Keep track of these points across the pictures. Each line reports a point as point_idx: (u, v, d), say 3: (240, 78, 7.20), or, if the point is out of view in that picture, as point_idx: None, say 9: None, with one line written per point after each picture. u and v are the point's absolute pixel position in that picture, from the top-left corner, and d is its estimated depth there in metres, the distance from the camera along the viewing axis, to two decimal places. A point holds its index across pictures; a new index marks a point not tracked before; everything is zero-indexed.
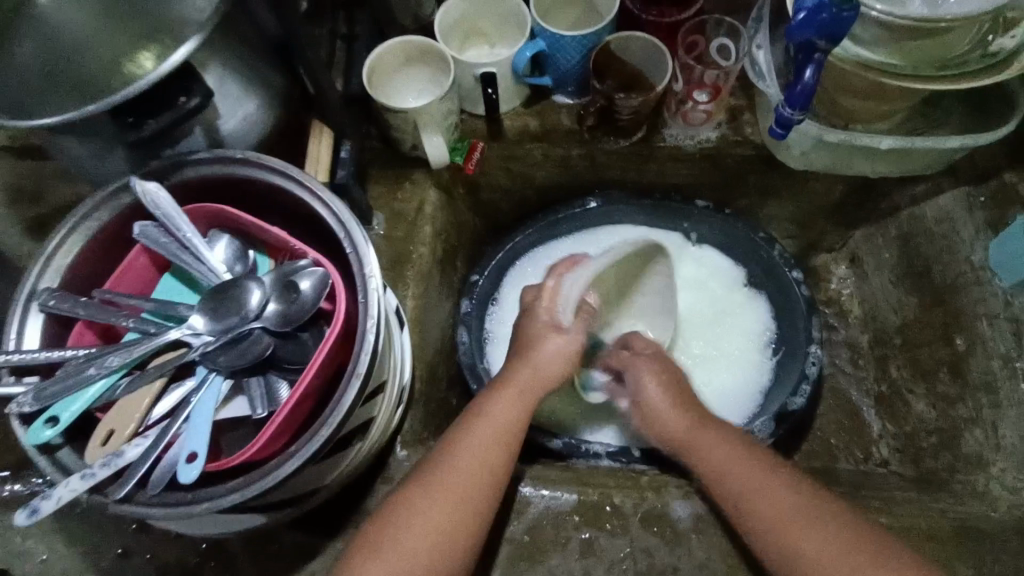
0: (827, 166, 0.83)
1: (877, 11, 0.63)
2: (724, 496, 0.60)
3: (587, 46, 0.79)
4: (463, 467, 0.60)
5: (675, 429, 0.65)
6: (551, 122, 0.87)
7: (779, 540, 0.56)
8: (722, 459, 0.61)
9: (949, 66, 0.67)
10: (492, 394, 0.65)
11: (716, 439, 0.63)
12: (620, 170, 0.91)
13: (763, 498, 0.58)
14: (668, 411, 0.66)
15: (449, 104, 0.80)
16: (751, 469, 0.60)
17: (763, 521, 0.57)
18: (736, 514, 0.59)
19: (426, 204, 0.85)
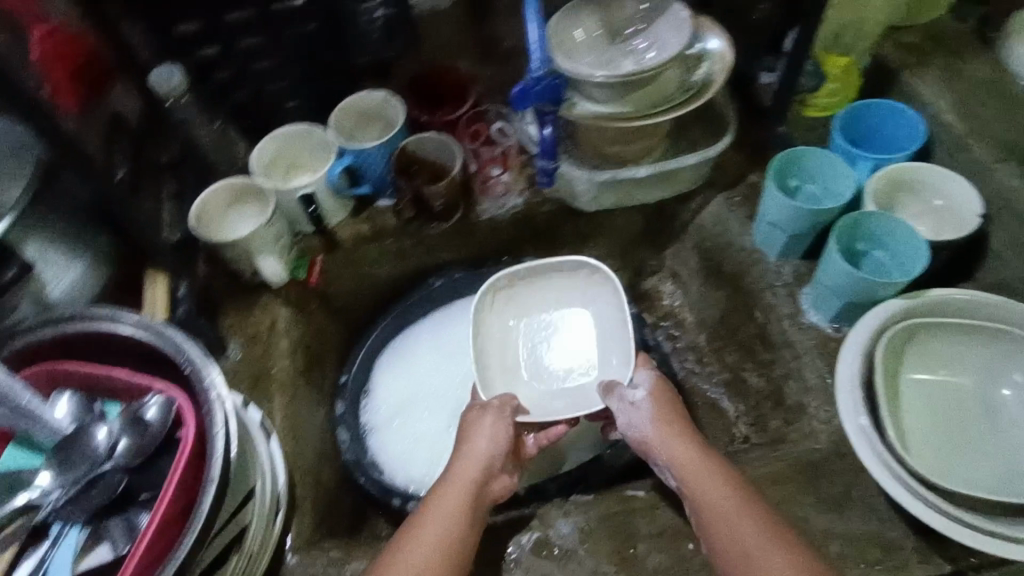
0: (616, 202, 0.98)
1: (602, 77, 0.80)
2: (721, 537, 0.62)
3: (388, 153, 0.92)
4: None
5: (683, 465, 0.68)
6: (379, 223, 0.97)
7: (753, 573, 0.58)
8: (713, 497, 0.64)
9: (665, 103, 0.85)
10: (428, 511, 0.66)
11: (724, 480, 0.66)
12: (452, 250, 1.02)
13: (762, 541, 0.59)
14: (676, 448, 0.70)
15: (278, 228, 0.88)
16: (756, 515, 0.62)
17: (763, 563, 0.58)
18: (730, 554, 0.61)
19: (277, 320, 0.90)
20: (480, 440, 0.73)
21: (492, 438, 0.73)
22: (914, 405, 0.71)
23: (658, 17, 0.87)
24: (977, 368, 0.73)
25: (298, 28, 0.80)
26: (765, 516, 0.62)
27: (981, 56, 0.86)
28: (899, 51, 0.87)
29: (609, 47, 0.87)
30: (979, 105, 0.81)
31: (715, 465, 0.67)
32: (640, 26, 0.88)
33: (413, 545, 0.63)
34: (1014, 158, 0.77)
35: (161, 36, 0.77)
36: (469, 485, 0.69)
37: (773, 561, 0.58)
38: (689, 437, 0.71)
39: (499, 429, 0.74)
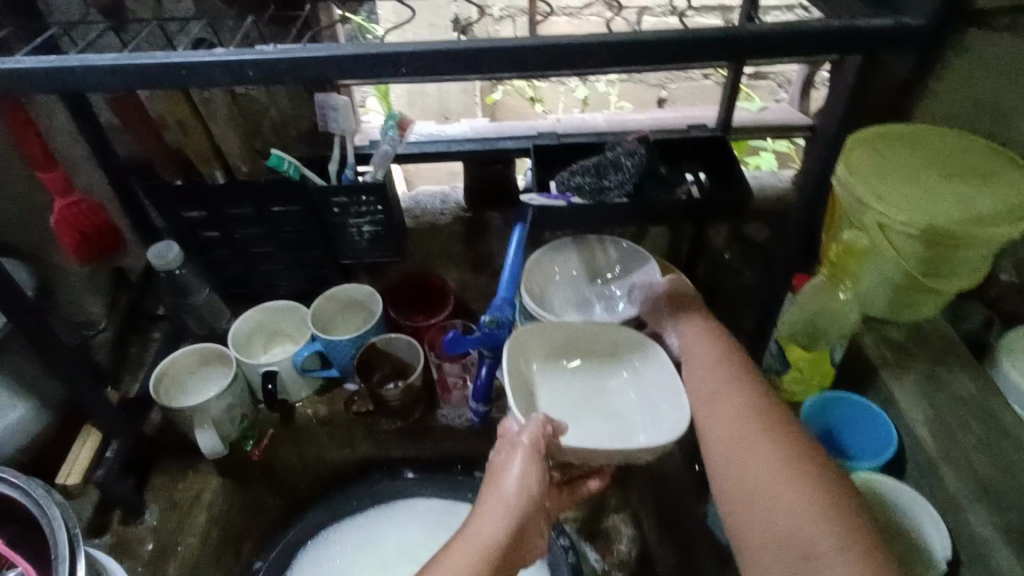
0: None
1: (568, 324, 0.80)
2: (717, 443, 0.61)
3: (357, 345, 0.93)
4: None
5: (701, 378, 0.66)
6: (335, 409, 0.98)
7: (753, 484, 0.57)
8: (726, 406, 0.62)
9: None
10: (469, 524, 0.59)
11: (740, 390, 0.63)
12: (401, 449, 0.99)
13: (758, 450, 0.58)
14: (700, 352, 0.68)
15: (230, 399, 0.89)
16: (759, 429, 0.59)
17: (752, 475, 0.57)
18: (720, 459, 0.60)
19: (204, 492, 0.90)
20: (509, 480, 0.61)
21: (526, 458, 0.62)
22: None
23: (634, 266, 0.88)
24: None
25: (293, 230, 0.87)
26: (773, 427, 0.59)
27: (971, 368, 0.81)
28: (882, 348, 0.84)
29: (585, 293, 0.88)
30: (959, 429, 0.76)
31: (738, 376, 0.65)
32: (618, 275, 0.89)
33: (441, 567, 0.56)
34: (984, 503, 0.71)
35: (170, 219, 0.85)
36: (502, 507, 0.59)
37: (762, 473, 0.57)
38: (719, 353, 0.68)
39: (532, 468, 0.61)
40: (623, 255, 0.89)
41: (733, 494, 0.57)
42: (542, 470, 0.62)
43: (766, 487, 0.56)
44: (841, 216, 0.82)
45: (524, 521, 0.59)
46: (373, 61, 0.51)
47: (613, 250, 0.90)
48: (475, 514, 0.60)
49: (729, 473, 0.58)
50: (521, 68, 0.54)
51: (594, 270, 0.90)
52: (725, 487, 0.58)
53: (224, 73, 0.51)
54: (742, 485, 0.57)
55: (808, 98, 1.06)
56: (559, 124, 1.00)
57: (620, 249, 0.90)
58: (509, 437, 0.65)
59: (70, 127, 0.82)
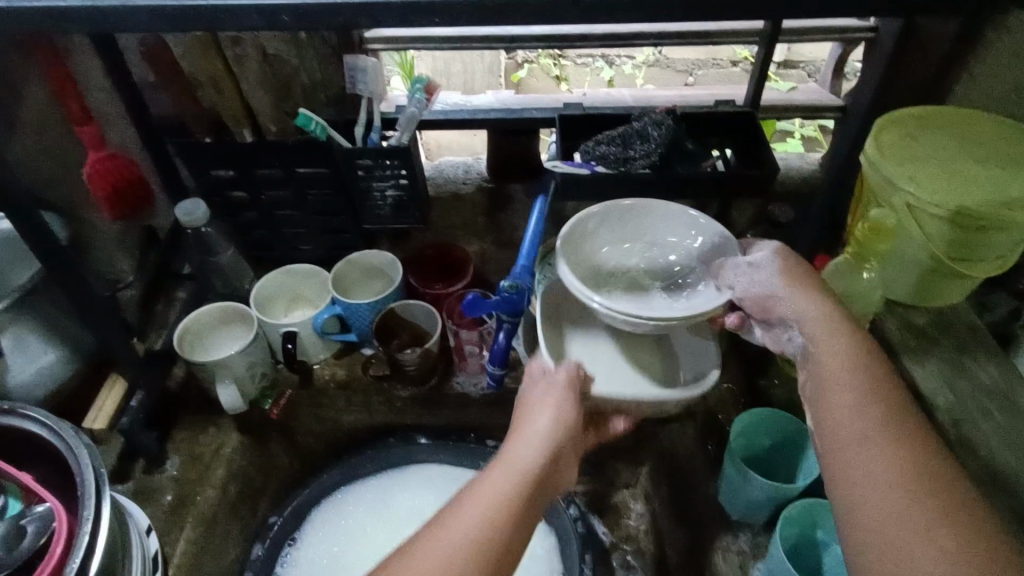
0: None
1: (597, 304, 0.68)
2: (859, 494, 0.52)
3: (376, 310, 0.94)
4: (455, 538, 0.51)
5: (846, 421, 0.57)
6: (354, 374, 0.99)
7: (902, 541, 0.49)
8: (865, 445, 0.55)
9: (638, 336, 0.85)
10: (511, 449, 0.60)
11: (899, 445, 0.54)
12: (416, 415, 1.01)
13: (923, 530, 0.49)
14: (846, 385, 0.58)
15: (252, 356, 0.90)
16: (924, 499, 0.50)
17: (910, 558, 0.48)
18: (870, 531, 0.50)
19: (224, 446, 0.92)
20: (546, 412, 0.63)
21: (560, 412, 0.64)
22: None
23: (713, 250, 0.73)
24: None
25: (318, 192, 0.88)
26: (941, 500, 0.50)
27: (996, 357, 0.80)
28: (905, 334, 0.83)
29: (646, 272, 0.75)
30: (980, 415, 0.75)
31: (897, 428, 0.55)
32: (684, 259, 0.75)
33: (474, 504, 0.54)
34: (1000, 488, 0.70)
35: (198, 177, 0.86)
36: (530, 455, 0.59)
37: (925, 560, 0.47)
38: (864, 383, 0.58)
39: (566, 404, 0.64)
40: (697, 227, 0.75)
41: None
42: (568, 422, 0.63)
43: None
44: (869, 198, 0.81)
45: (554, 466, 0.60)
46: (405, 10, 0.52)
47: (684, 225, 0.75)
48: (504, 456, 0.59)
49: (878, 550, 0.49)
50: (553, 22, 0.54)
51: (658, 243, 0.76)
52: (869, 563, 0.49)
53: (259, 19, 0.52)
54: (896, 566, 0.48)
55: (841, 81, 1.03)
56: (584, 99, 1.00)
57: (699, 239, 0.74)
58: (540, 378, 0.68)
59: (104, 82, 0.84)
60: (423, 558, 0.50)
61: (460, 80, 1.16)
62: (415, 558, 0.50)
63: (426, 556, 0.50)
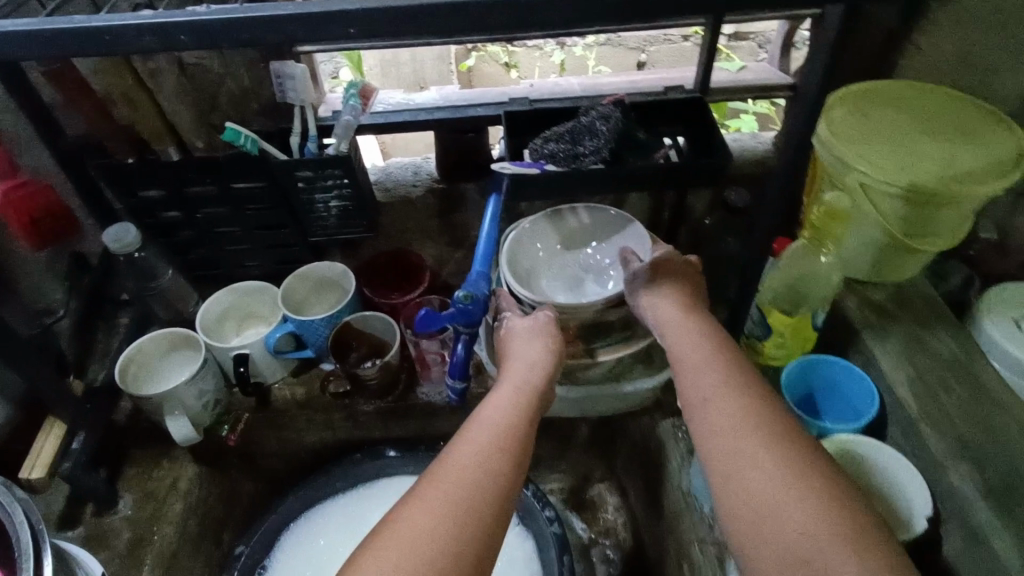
0: (583, 413, 0.94)
1: (562, 306, 0.79)
2: (721, 465, 0.55)
3: (330, 324, 0.90)
4: (461, 472, 0.55)
5: (708, 399, 0.59)
6: (314, 391, 0.95)
7: (762, 506, 0.51)
8: (728, 418, 0.57)
9: (600, 334, 0.84)
10: (490, 398, 0.65)
11: (755, 416, 0.57)
12: (383, 428, 0.98)
13: (783, 489, 0.51)
14: (702, 369, 0.62)
15: (202, 384, 0.86)
16: (756, 437, 0.55)
17: (753, 491, 0.52)
18: (720, 477, 0.55)
19: (179, 480, 0.87)
20: (522, 358, 0.70)
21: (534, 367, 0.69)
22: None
23: (617, 234, 0.86)
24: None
25: (258, 207, 0.84)
26: (798, 457, 0.53)
27: (953, 328, 0.81)
28: (864, 311, 0.83)
29: (576, 267, 0.86)
30: (940, 387, 0.76)
31: (740, 389, 0.59)
32: (603, 246, 0.87)
33: (456, 457, 0.57)
34: (963, 460, 0.70)
35: (125, 200, 0.81)
36: (507, 407, 0.63)
37: (785, 518, 0.50)
38: (722, 361, 0.63)
39: (542, 348, 0.72)
40: (616, 235, 0.87)
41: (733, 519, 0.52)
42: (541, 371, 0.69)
43: (768, 500, 0.51)
44: (823, 177, 0.80)
45: (533, 412, 0.64)
46: (319, 19, 0.48)
47: (611, 234, 0.87)
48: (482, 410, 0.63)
49: (726, 492, 0.53)
50: (482, 24, 0.51)
51: (587, 245, 0.87)
52: (724, 508, 0.54)
53: (155, 39, 0.48)
54: (753, 513, 0.51)
55: (789, 57, 1.02)
56: (533, 90, 0.96)
57: (614, 226, 0.87)
58: (515, 330, 0.75)
59: (8, 104, 0.78)
60: (422, 512, 0.52)
61: (409, 70, 1.11)
62: (407, 518, 0.52)
63: (422, 511, 0.52)
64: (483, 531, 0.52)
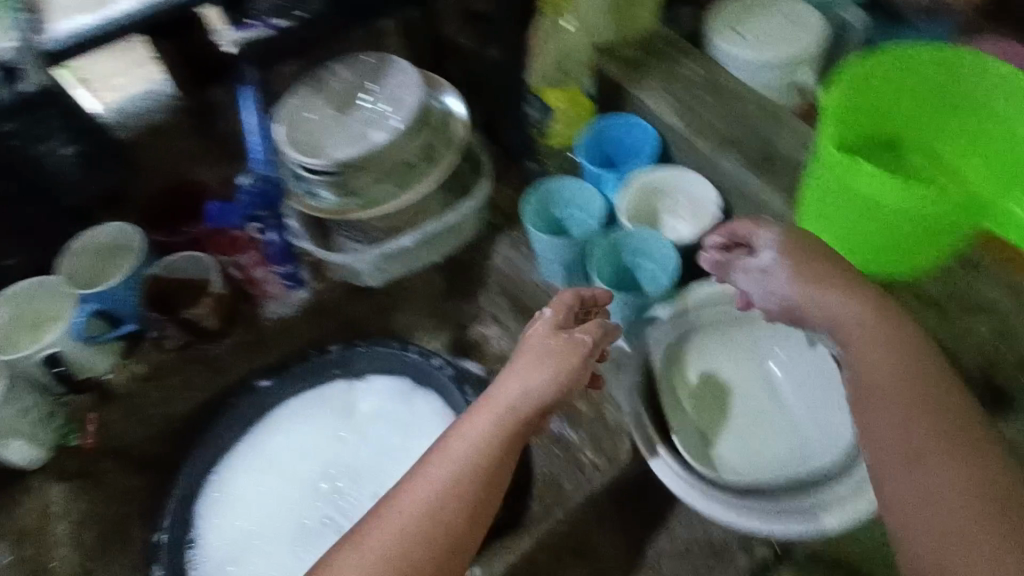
0: (430, 259, 0.96)
1: (358, 155, 0.78)
2: (903, 483, 0.53)
3: (135, 285, 0.83)
4: (437, 481, 0.56)
5: (870, 371, 0.58)
6: (155, 361, 0.88)
7: (915, 463, 0.53)
8: (901, 419, 0.55)
9: (402, 174, 0.84)
10: (492, 399, 0.62)
11: (967, 464, 0.51)
12: (247, 362, 0.96)
13: (933, 475, 0.51)
14: (864, 333, 0.59)
15: (19, 403, 0.78)
16: (963, 461, 0.51)
17: (941, 497, 0.50)
18: (903, 451, 0.54)
19: (47, 506, 0.81)
20: (542, 366, 0.64)
21: (542, 373, 0.63)
22: (709, 402, 0.77)
23: (382, 75, 0.85)
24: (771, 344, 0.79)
25: None
26: (990, 478, 0.50)
27: (692, 51, 0.91)
28: (617, 65, 0.90)
29: (354, 124, 0.81)
30: (695, 101, 0.87)
31: (964, 438, 0.53)
32: (375, 88, 0.84)
33: (431, 472, 0.56)
34: (730, 147, 0.83)
35: None
36: (505, 406, 0.61)
37: (941, 488, 0.50)
38: (880, 320, 0.59)
39: (559, 364, 0.64)
40: (382, 75, 0.85)
41: (904, 480, 0.53)
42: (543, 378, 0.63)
43: (914, 459, 0.53)
44: None
45: (524, 430, 0.61)
46: None
47: (377, 77, 0.85)
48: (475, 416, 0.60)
49: (910, 469, 0.53)
50: None
51: (359, 100, 0.83)
52: (881, 387, 0.57)
53: None
54: (913, 497, 0.52)
55: None
56: None
57: (377, 70, 0.85)
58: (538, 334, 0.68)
59: None
60: (388, 522, 0.54)
61: None
62: (375, 526, 0.54)
63: (391, 516, 0.54)
64: (443, 542, 0.54)
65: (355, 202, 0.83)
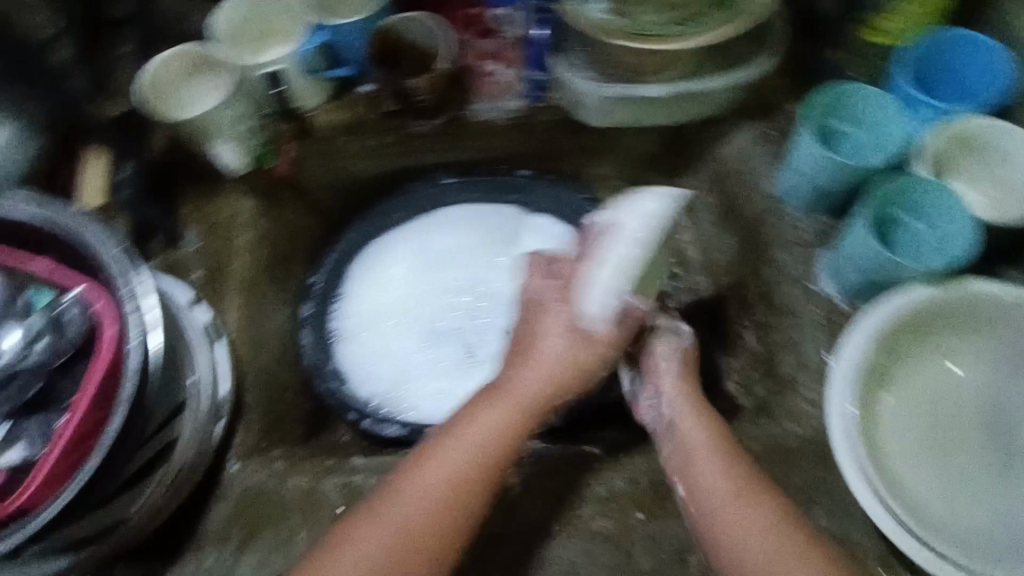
0: (665, 121, 0.84)
1: None
2: (696, 494, 0.60)
3: (369, 32, 0.80)
4: (471, 443, 0.62)
5: (677, 441, 0.65)
6: (359, 114, 0.85)
7: (705, 493, 0.60)
8: (693, 454, 0.63)
9: (688, 20, 0.69)
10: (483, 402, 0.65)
11: (736, 482, 0.59)
12: (439, 152, 0.90)
13: (739, 513, 0.57)
14: (677, 416, 0.67)
15: (240, 109, 0.78)
16: (717, 454, 0.62)
17: (704, 487, 0.60)
18: (680, 441, 0.64)
19: (239, 214, 0.83)
20: (546, 348, 0.67)
21: (564, 364, 0.67)
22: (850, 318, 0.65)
23: None
24: (1002, 353, 0.64)
25: None
26: (761, 508, 0.57)
27: None
28: None
29: None
30: None
31: (721, 456, 0.62)
32: None
33: (463, 438, 0.62)
34: None
35: None
36: (508, 391, 0.66)
37: (740, 518, 0.57)
38: (688, 406, 0.67)
39: (575, 343, 0.67)
40: None
41: (685, 482, 0.62)
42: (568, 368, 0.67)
43: (720, 498, 0.59)
44: None
45: (526, 417, 0.64)
46: None
47: None
48: (497, 399, 0.65)
49: (679, 463, 0.63)
50: None
51: None
52: (665, 418, 0.68)
53: None
54: (710, 518, 0.58)
55: None
56: None
57: None
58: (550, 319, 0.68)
59: None
60: (427, 479, 0.59)
61: None
62: (407, 477, 0.60)
63: (421, 474, 0.60)
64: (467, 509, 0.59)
65: (623, 25, 0.70)
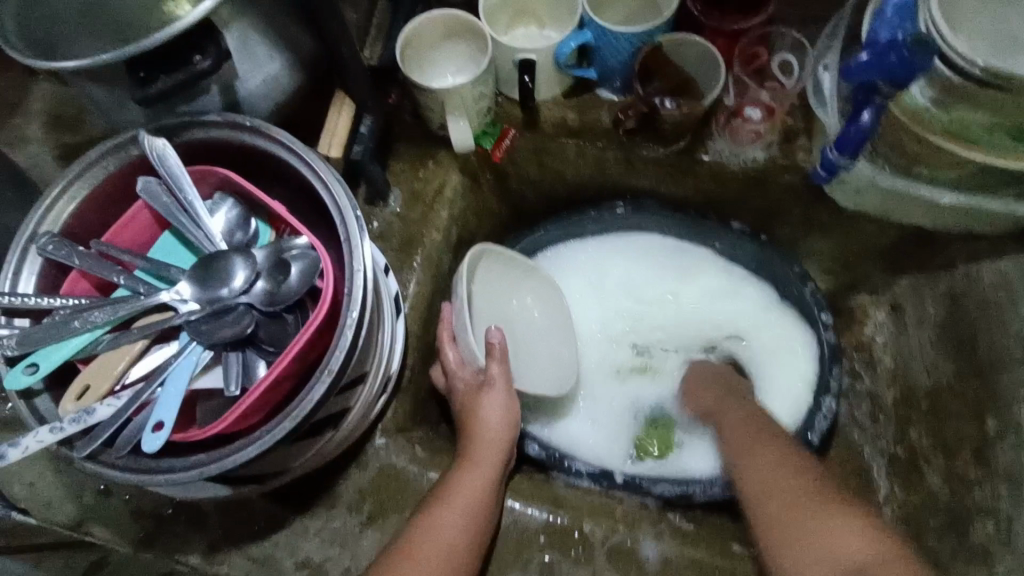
0: (928, 221, 0.74)
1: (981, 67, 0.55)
2: (769, 507, 0.58)
3: (637, 45, 0.73)
4: (460, 503, 0.63)
5: (752, 461, 0.64)
6: (590, 118, 0.80)
7: (781, 504, 0.58)
8: (768, 465, 0.62)
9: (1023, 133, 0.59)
10: (469, 452, 0.68)
11: (814, 486, 0.58)
12: (655, 180, 0.85)
13: (841, 518, 0.54)
14: (738, 437, 0.69)
15: (482, 88, 0.75)
16: (782, 460, 0.63)
17: (780, 495, 0.58)
18: (747, 455, 0.65)
19: (446, 186, 0.82)
20: (489, 413, 0.71)
21: (498, 434, 0.70)
22: None
23: None
24: None
25: None
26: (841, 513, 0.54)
27: None
28: None
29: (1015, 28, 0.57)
30: None
31: (795, 466, 0.61)
32: None
33: (448, 503, 0.63)
34: None
35: None
36: (481, 433, 0.69)
37: (833, 522, 0.54)
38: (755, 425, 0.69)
39: (508, 403, 0.72)
40: None
41: (764, 494, 0.60)
42: (512, 418, 0.72)
43: (801, 509, 0.56)
44: None
45: (497, 470, 0.68)
46: None
47: None
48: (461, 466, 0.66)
49: (753, 472, 0.63)
50: None
51: None
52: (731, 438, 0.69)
53: None
54: (794, 530, 0.55)
55: None
56: None
57: None
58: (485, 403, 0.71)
59: None
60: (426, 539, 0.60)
61: None
62: (425, 533, 0.60)
63: (440, 525, 0.61)
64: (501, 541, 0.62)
65: (939, 118, 0.61)
